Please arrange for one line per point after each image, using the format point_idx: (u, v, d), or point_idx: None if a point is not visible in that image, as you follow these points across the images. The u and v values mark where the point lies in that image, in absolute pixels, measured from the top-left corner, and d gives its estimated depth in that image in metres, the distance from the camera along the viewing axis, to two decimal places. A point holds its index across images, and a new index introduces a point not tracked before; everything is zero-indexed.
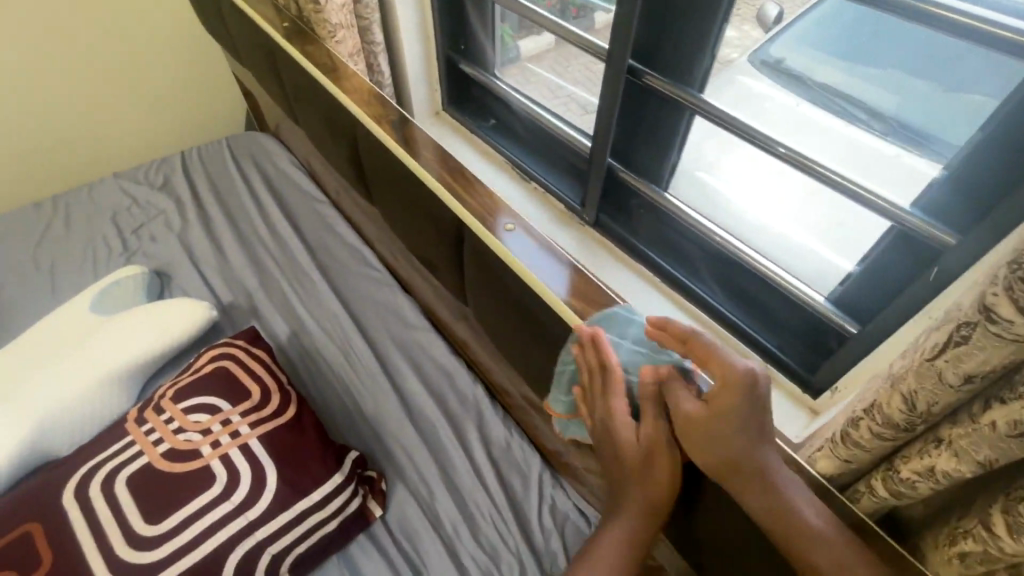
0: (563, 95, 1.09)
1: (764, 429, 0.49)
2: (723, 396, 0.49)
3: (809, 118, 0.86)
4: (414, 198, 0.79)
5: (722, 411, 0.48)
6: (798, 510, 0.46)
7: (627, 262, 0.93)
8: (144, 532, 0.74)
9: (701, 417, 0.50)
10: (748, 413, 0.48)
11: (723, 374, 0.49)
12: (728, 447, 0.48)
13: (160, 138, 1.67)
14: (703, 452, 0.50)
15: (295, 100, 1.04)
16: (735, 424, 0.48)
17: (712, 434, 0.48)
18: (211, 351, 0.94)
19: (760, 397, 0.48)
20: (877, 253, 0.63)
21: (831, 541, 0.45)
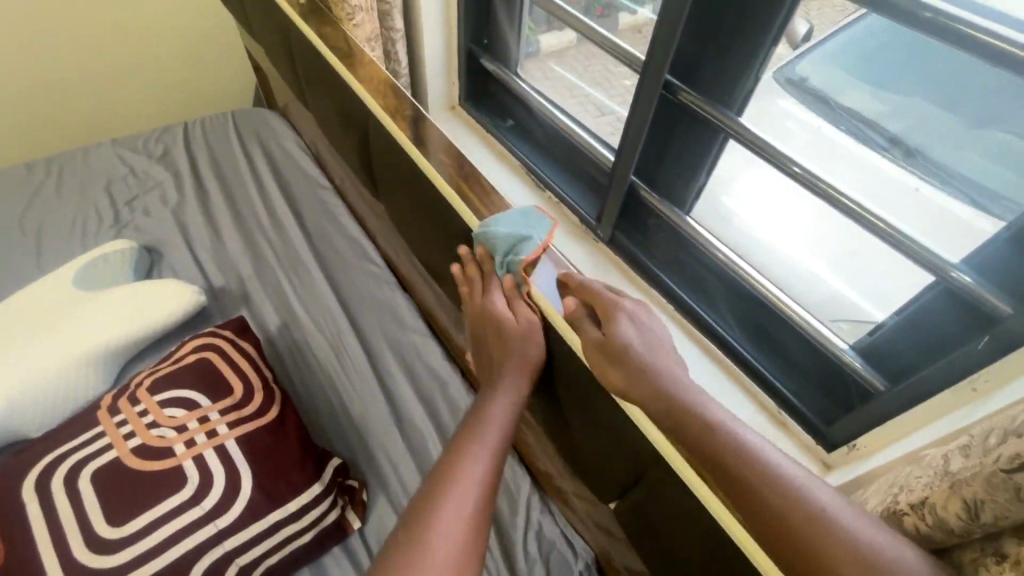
0: (579, 93, 1.04)
1: (658, 352, 0.55)
2: (612, 321, 0.57)
3: (834, 141, 0.80)
4: (422, 200, 0.74)
5: (618, 335, 0.55)
6: (753, 450, 0.46)
7: (639, 284, 0.89)
8: (105, 534, 0.70)
9: (601, 336, 0.56)
10: (635, 335, 0.56)
11: (604, 305, 0.59)
12: (619, 370, 0.52)
13: (164, 106, 1.61)
14: (608, 377, 0.52)
15: (305, 83, 0.99)
16: (622, 344, 0.54)
17: (611, 354, 0.53)
18: (195, 340, 0.89)
19: (636, 325, 0.58)
20: (916, 306, 0.58)
21: (792, 481, 0.43)
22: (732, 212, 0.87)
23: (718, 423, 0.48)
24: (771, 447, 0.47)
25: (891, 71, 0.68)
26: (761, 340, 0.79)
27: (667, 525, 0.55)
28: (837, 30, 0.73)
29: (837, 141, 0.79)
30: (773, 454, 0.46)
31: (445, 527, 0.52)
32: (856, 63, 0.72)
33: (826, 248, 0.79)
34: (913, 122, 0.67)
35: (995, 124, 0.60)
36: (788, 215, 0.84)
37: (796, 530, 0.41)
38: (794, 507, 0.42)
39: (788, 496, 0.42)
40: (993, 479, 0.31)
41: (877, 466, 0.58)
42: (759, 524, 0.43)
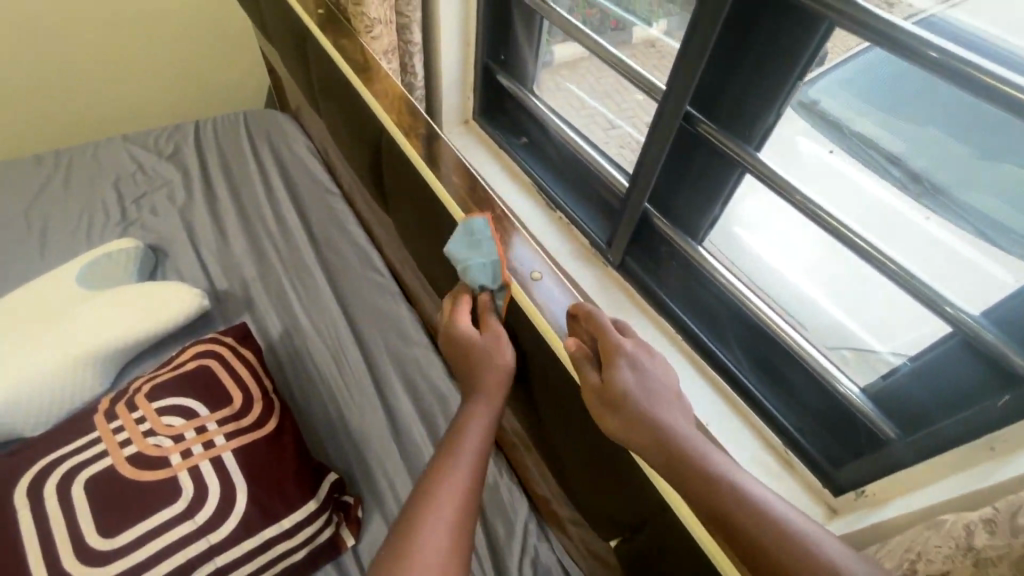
0: (590, 108, 1.03)
1: (662, 398, 0.53)
2: (612, 361, 0.54)
3: (839, 170, 0.78)
4: (433, 219, 0.73)
5: (618, 378, 0.53)
6: (762, 510, 0.43)
7: (648, 311, 0.88)
8: (95, 543, 0.69)
9: (599, 381, 0.53)
10: (637, 377, 0.54)
11: (607, 342, 0.56)
12: (619, 418, 0.51)
13: (177, 104, 1.61)
14: (607, 424, 0.52)
15: (320, 92, 0.99)
16: (622, 391, 0.52)
17: (611, 402, 0.52)
18: (196, 347, 0.88)
19: (643, 364, 0.55)
20: (933, 357, 0.57)
21: (813, 545, 0.41)
22: (739, 240, 0.86)
23: (726, 479, 0.45)
24: (784, 504, 0.44)
25: (903, 100, 0.68)
26: (770, 376, 0.78)
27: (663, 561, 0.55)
28: (854, 53, 0.70)
29: (849, 172, 0.77)
30: (789, 515, 0.43)
31: (433, 534, 0.50)
32: (871, 89, 0.72)
33: (833, 283, 0.78)
34: (927, 157, 0.67)
35: (997, 157, 0.60)
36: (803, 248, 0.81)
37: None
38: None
39: (806, 562, 0.40)
40: None
41: (890, 516, 0.57)
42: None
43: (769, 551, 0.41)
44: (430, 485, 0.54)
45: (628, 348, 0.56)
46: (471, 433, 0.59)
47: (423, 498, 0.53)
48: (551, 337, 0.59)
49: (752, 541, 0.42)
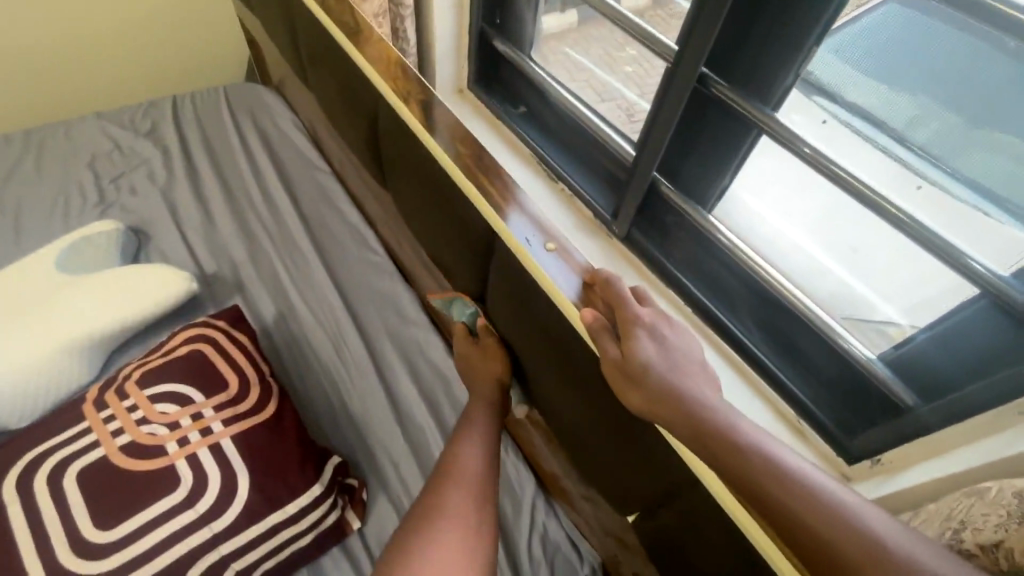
0: (584, 71, 1.01)
1: (682, 366, 0.52)
2: (632, 332, 0.53)
3: (836, 140, 0.74)
4: (435, 192, 0.70)
5: (639, 349, 0.51)
6: (797, 477, 0.42)
7: (656, 284, 0.85)
8: (92, 537, 0.66)
9: (618, 354, 0.51)
10: (656, 347, 0.52)
11: (626, 313, 0.55)
12: (642, 390, 0.49)
13: (151, 78, 1.52)
14: (628, 398, 0.50)
15: (308, 61, 0.93)
16: (643, 363, 0.51)
17: (632, 375, 0.50)
18: (187, 331, 0.85)
19: (660, 335, 0.54)
20: (954, 321, 0.56)
21: (852, 515, 0.40)
22: (753, 207, 0.83)
23: (757, 449, 0.44)
24: (819, 473, 0.43)
25: (903, 74, 0.65)
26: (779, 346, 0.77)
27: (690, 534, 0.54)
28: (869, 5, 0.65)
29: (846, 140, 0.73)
30: (825, 483, 0.42)
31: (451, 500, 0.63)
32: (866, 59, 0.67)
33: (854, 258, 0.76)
34: (929, 129, 0.65)
35: (996, 125, 0.58)
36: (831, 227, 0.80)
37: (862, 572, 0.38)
38: (854, 545, 0.39)
39: (847, 529, 0.39)
40: None
41: (916, 483, 0.56)
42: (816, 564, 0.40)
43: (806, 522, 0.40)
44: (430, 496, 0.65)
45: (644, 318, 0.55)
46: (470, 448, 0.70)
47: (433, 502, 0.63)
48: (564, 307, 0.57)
49: (788, 510, 0.41)
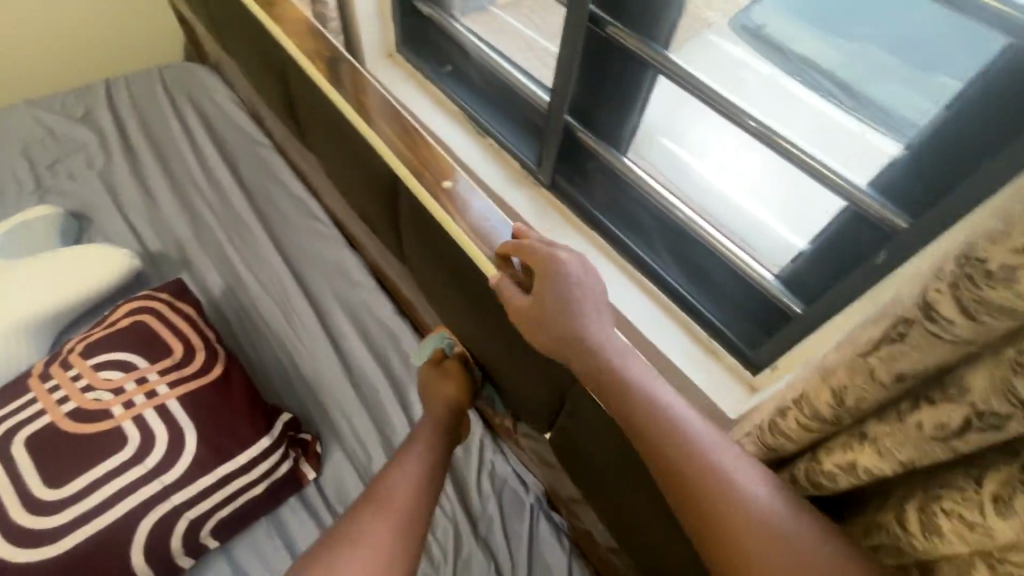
0: (538, 49, 0.99)
1: (589, 314, 0.51)
2: (543, 282, 0.52)
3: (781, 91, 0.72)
4: (350, 147, 0.72)
5: (548, 298, 0.51)
6: (682, 432, 0.44)
7: (582, 228, 0.89)
8: (44, 497, 0.69)
9: (528, 303, 0.53)
10: (568, 291, 0.51)
11: (539, 262, 0.53)
12: (547, 334, 0.51)
13: (84, 64, 1.49)
14: (535, 336, 0.53)
15: (227, 31, 0.93)
16: (553, 312, 0.51)
17: (538, 320, 0.52)
18: (128, 303, 0.86)
19: (572, 278, 0.51)
20: (829, 233, 0.61)
21: (724, 471, 0.42)
22: (687, 162, 0.85)
23: (644, 399, 0.46)
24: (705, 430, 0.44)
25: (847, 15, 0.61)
26: (693, 274, 0.81)
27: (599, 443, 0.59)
28: None
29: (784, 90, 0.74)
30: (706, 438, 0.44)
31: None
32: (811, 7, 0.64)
33: (778, 198, 0.77)
34: (858, 70, 0.62)
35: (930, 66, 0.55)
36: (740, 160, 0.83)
37: (723, 523, 0.41)
38: (719, 502, 0.41)
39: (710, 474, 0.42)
40: (854, 363, 0.32)
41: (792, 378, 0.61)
42: (679, 501, 0.43)
43: (682, 479, 0.43)
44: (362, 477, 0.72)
45: (557, 264, 0.52)
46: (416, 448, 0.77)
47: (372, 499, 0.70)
48: (473, 252, 0.60)
49: (660, 456, 0.44)
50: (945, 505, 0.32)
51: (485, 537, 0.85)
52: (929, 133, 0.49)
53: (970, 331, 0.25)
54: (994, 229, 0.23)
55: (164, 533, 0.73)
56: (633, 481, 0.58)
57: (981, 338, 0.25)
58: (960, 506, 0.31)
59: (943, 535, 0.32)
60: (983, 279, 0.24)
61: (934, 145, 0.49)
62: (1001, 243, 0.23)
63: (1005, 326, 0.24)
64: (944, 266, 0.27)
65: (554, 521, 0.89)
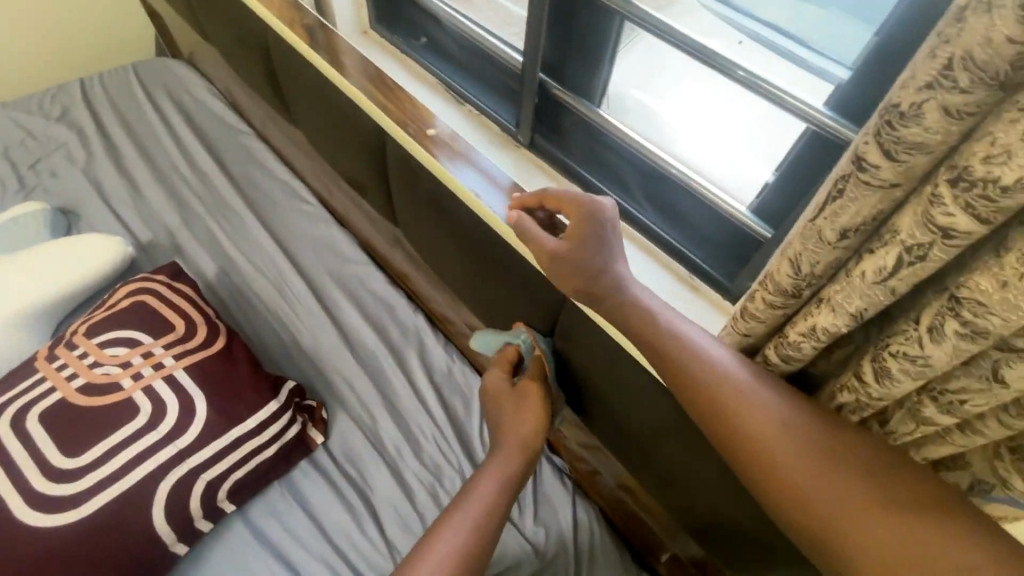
0: (514, 19, 1.03)
1: (616, 253, 0.55)
2: (578, 226, 0.55)
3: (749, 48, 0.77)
4: (336, 111, 0.75)
5: (582, 241, 0.55)
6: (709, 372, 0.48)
7: (564, 184, 0.93)
8: (63, 466, 0.72)
9: (561, 248, 0.55)
10: (602, 236, 0.55)
11: (574, 208, 0.56)
12: (580, 278, 0.54)
13: (57, 65, 1.48)
14: (569, 283, 0.55)
15: (204, 13, 0.96)
16: (585, 255, 0.54)
17: (573, 262, 0.54)
18: (127, 285, 0.89)
19: (606, 223, 0.55)
20: (791, 158, 0.66)
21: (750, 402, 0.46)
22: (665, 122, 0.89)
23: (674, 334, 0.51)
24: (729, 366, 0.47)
25: None
26: (670, 218, 0.86)
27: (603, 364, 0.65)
28: None
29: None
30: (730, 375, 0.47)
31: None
32: None
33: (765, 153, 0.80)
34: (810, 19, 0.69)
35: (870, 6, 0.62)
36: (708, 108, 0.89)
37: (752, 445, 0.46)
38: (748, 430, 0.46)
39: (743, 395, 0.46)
40: (806, 233, 0.37)
41: None
42: (714, 425, 0.48)
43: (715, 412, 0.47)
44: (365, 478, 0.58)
45: (594, 209, 0.55)
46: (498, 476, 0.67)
47: (435, 531, 0.61)
48: (469, 199, 0.65)
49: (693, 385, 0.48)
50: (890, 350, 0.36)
51: None
52: (871, 50, 0.53)
53: (892, 172, 0.30)
54: (904, 79, 0.28)
55: (181, 495, 0.76)
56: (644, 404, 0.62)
57: (901, 176, 0.30)
58: (904, 346, 0.35)
59: (894, 378, 0.37)
60: (900, 119, 0.28)
61: (875, 66, 0.54)
62: (910, 86, 0.27)
63: (920, 161, 0.28)
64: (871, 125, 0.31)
65: (557, 466, 0.91)
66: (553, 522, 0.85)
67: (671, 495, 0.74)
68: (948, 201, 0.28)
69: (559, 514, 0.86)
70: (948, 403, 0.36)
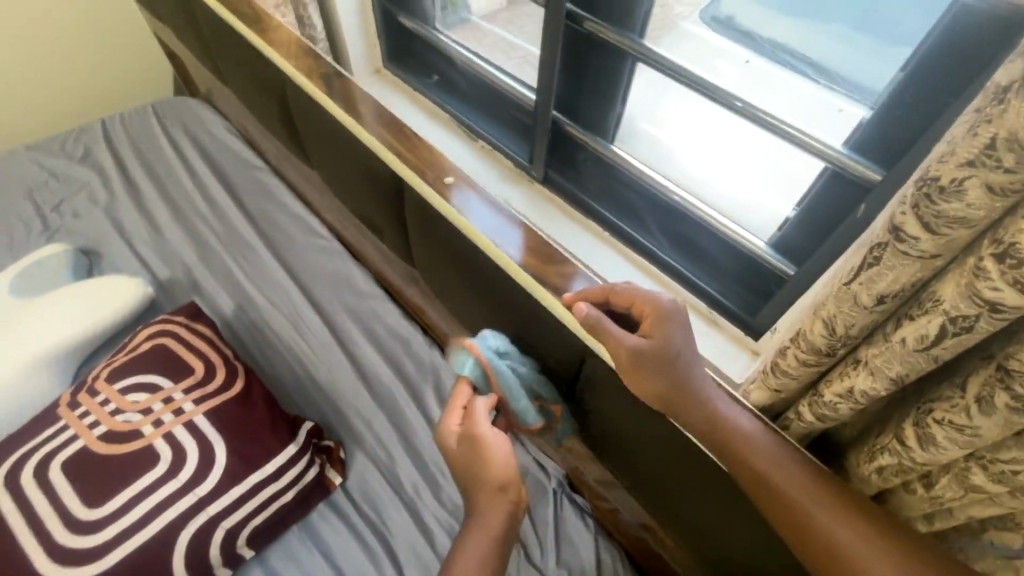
0: (518, 54, 1.04)
1: (693, 353, 0.53)
2: (659, 327, 0.53)
3: (765, 75, 0.81)
4: (352, 155, 0.76)
5: (666, 342, 0.52)
6: (759, 451, 0.49)
7: (574, 216, 0.93)
8: (85, 516, 0.72)
9: (645, 347, 0.51)
10: (681, 335, 0.53)
11: (650, 307, 0.54)
12: (659, 378, 0.51)
13: (80, 107, 1.53)
14: (647, 384, 0.51)
15: (221, 59, 0.98)
16: (663, 353, 0.51)
17: (655, 363, 0.51)
18: (147, 328, 0.89)
19: (684, 323, 0.54)
20: (812, 195, 0.65)
21: (798, 482, 0.47)
22: (675, 149, 0.90)
23: (768, 455, 0.49)
24: (773, 446, 0.49)
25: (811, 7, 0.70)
26: (689, 252, 0.85)
27: (623, 413, 0.63)
28: None
29: (764, 72, 0.81)
30: (777, 455, 0.49)
31: None
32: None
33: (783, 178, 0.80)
34: (825, 51, 0.72)
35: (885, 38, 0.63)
36: (721, 136, 0.88)
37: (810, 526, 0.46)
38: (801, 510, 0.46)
39: (846, 522, 0.45)
40: (839, 295, 0.36)
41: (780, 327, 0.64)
42: (813, 550, 0.46)
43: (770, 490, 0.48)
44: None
45: (673, 310, 0.53)
46: (476, 546, 0.60)
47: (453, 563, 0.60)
48: (482, 241, 0.64)
49: (791, 512, 0.47)
50: (936, 415, 0.35)
51: None
52: (894, 90, 0.53)
53: (933, 244, 0.29)
54: (943, 151, 0.27)
55: (201, 544, 0.75)
56: (669, 454, 0.61)
57: (943, 249, 0.29)
58: (951, 414, 0.33)
59: (940, 445, 0.35)
60: (938, 193, 0.27)
61: (900, 100, 0.52)
62: (949, 160, 0.27)
63: (963, 234, 0.27)
64: (909, 192, 0.31)
65: (578, 504, 0.89)
66: (576, 564, 0.83)
67: (698, 541, 0.71)
68: (994, 276, 0.26)
69: (582, 554, 0.84)
70: (998, 471, 0.34)
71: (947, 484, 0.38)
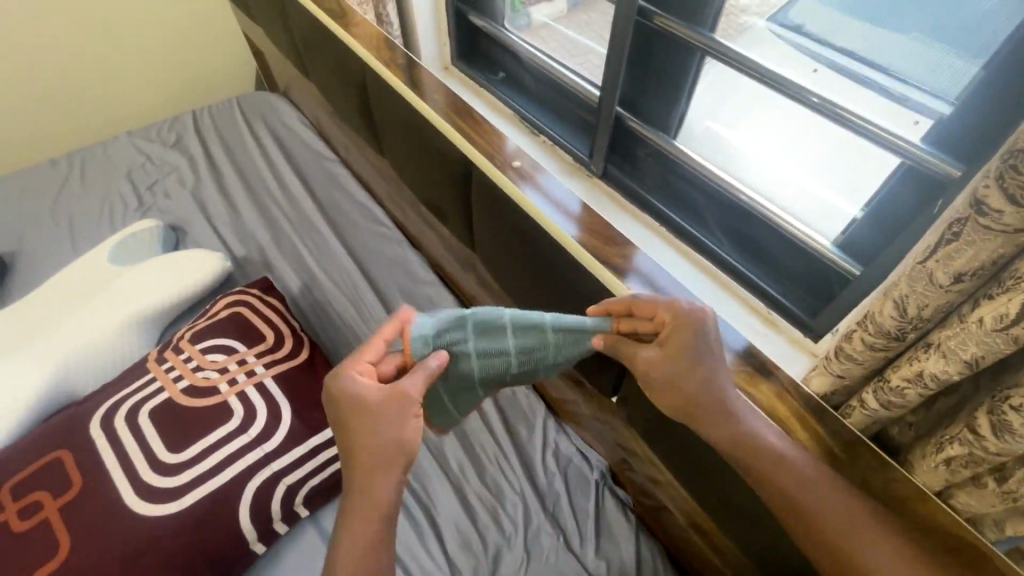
0: (584, 52, 1.07)
1: (716, 360, 0.52)
2: (679, 338, 0.51)
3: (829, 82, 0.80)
4: (424, 141, 0.80)
5: (682, 355, 0.50)
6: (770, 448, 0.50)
7: (632, 211, 0.93)
8: (167, 460, 0.78)
9: (658, 354, 0.51)
10: (705, 345, 0.51)
11: (671, 317, 0.52)
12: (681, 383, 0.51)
13: (174, 99, 1.67)
14: (667, 394, 0.52)
15: (308, 54, 1.06)
16: (686, 359, 0.51)
17: (675, 373, 0.51)
18: (226, 297, 0.97)
19: (709, 332, 0.52)
20: (884, 194, 0.64)
21: (802, 475, 0.49)
22: (737, 147, 0.90)
23: (780, 446, 0.50)
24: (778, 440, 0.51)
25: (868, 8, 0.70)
26: (750, 252, 0.84)
27: None
28: None
29: (831, 79, 0.79)
30: (782, 449, 0.50)
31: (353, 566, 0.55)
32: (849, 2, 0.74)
33: (845, 176, 0.80)
34: (886, 55, 0.71)
35: (943, 39, 0.61)
36: (783, 136, 0.88)
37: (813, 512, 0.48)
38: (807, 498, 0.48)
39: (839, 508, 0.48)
40: (913, 275, 0.37)
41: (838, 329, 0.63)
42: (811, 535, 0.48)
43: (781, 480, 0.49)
44: (377, 494, 0.51)
45: (693, 318, 0.51)
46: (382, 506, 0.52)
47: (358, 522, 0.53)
48: (544, 220, 0.67)
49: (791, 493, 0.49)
50: (1012, 402, 0.34)
51: (556, 511, 0.87)
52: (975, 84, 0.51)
53: (1017, 217, 0.30)
54: None
55: (265, 497, 0.80)
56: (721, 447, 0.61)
57: None
58: None
59: (1016, 432, 0.34)
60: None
61: (980, 93, 0.51)
62: None
63: None
64: (992, 169, 0.31)
65: (620, 498, 0.90)
66: (615, 554, 0.83)
67: (745, 535, 0.70)
68: None
69: (621, 548, 0.84)
70: None
71: (1023, 477, 0.37)
